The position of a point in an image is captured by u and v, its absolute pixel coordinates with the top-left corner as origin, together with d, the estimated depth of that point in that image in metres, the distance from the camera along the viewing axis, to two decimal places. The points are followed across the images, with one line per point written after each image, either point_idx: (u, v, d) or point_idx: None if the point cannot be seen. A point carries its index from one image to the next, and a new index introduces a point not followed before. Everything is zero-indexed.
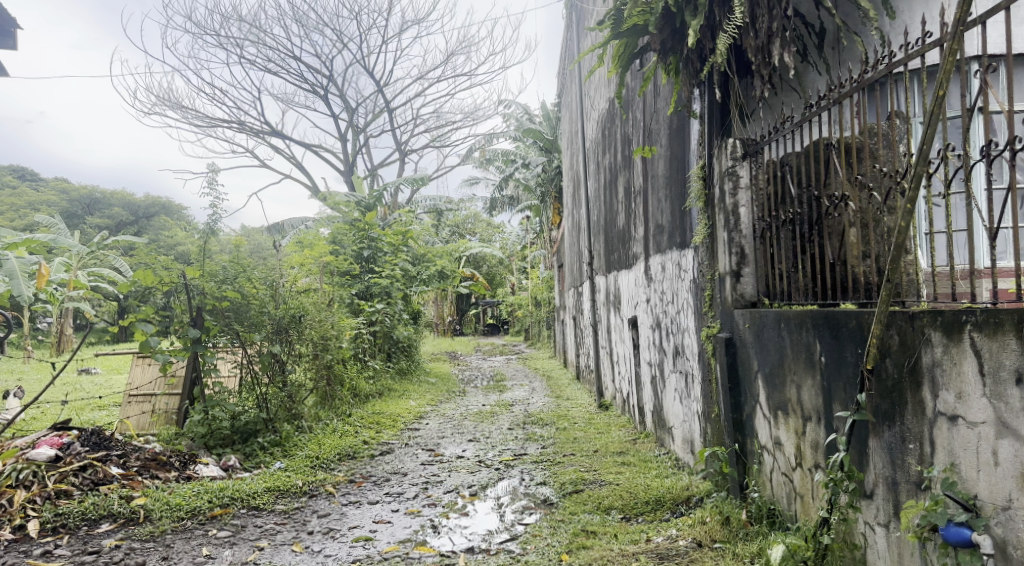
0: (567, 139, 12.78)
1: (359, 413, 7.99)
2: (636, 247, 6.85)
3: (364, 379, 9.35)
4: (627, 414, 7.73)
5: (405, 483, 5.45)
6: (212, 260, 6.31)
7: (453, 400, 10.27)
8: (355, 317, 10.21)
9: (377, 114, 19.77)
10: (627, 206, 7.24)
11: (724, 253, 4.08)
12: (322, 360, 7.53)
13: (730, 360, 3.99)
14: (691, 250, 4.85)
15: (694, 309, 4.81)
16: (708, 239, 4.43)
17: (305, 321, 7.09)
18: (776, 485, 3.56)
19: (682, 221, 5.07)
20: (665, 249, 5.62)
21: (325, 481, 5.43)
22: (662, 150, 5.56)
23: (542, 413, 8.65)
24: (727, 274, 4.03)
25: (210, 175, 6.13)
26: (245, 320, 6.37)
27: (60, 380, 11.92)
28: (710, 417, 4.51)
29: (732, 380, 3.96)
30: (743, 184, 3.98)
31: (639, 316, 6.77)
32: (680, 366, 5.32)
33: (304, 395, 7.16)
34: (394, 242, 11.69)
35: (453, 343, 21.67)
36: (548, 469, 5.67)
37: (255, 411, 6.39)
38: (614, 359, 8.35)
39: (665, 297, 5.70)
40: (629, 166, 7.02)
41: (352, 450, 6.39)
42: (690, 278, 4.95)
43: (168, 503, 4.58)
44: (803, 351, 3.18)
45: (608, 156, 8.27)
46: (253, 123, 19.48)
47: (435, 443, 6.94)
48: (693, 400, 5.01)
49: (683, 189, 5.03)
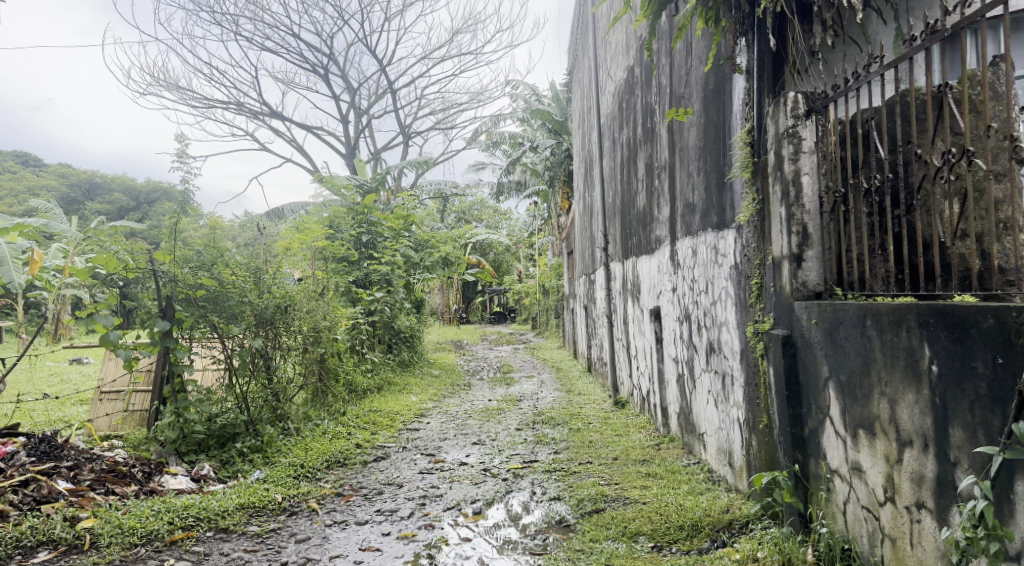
0: (580, 116, 12.05)
1: (355, 411, 7.31)
2: (658, 229, 6.15)
3: (362, 373, 8.70)
4: (646, 413, 7.07)
5: (399, 497, 4.78)
6: (185, 244, 5.62)
7: (458, 396, 9.58)
8: (352, 307, 9.51)
9: (380, 95, 19.02)
10: (648, 184, 6.51)
11: (781, 232, 3.36)
12: (310, 353, 6.83)
13: (788, 363, 3.28)
14: (733, 229, 4.15)
15: (736, 301, 4.11)
16: (759, 217, 3.74)
17: (290, 311, 6.41)
18: (851, 520, 2.89)
19: (720, 196, 4.36)
20: (696, 230, 4.92)
21: (309, 495, 4.77)
22: (694, 115, 4.82)
23: (552, 410, 7.96)
24: (785, 258, 3.32)
25: (181, 148, 5.44)
26: (222, 308, 5.67)
27: (44, 372, 11.26)
28: (758, 428, 3.82)
29: (790, 388, 3.26)
30: (806, 148, 3.25)
31: (663, 307, 6.06)
32: (716, 366, 4.62)
33: (291, 393, 6.48)
34: (395, 226, 10.98)
35: (459, 332, 20.97)
36: (563, 481, 5.00)
37: (236, 411, 5.71)
38: (632, 353, 7.67)
39: (696, 286, 4.99)
40: (651, 138, 6.30)
41: (343, 456, 5.71)
42: (729, 264, 4.25)
43: (120, 527, 3.91)
44: (901, 356, 2.57)
45: (626, 130, 7.53)
46: (251, 104, 18.75)
47: (436, 446, 6.26)
48: (733, 405, 4.33)
49: (721, 160, 4.33)
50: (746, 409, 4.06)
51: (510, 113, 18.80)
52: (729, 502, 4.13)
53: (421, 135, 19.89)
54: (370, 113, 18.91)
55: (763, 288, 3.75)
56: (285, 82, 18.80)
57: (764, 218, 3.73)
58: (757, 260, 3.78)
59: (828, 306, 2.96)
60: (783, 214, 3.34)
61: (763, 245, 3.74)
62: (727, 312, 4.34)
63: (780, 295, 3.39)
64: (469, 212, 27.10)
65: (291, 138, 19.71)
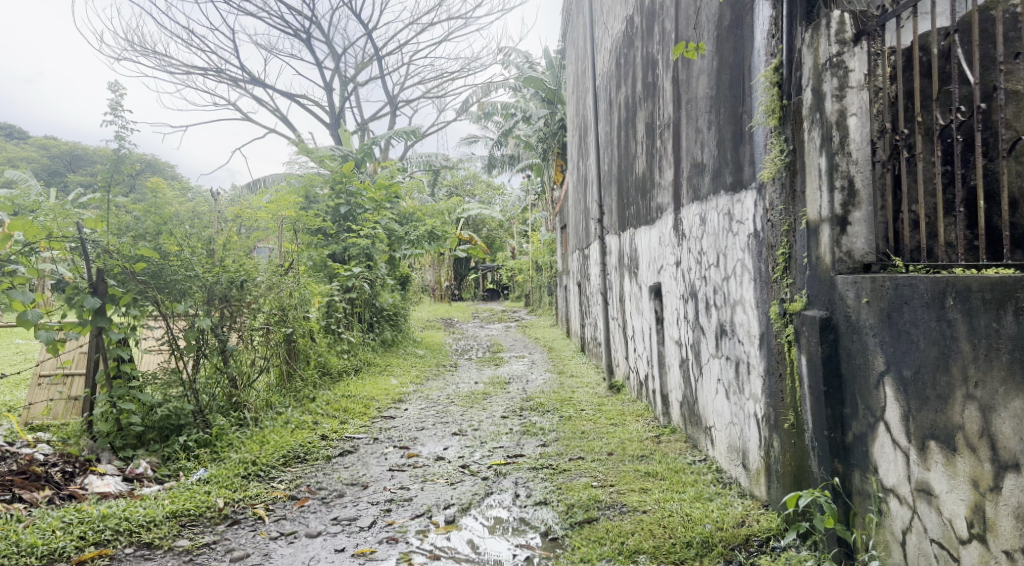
0: (574, 81, 11.31)
1: (325, 397, 6.66)
2: (660, 197, 5.47)
3: (336, 354, 8.06)
4: (643, 399, 6.44)
5: (361, 502, 4.15)
6: (121, 209, 4.94)
7: (442, 378, 8.97)
8: (328, 283, 8.83)
9: (366, 62, 18.19)
10: (648, 145, 5.84)
11: (819, 189, 2.72)
12: (270, 334, 6.17)
13: (826, 352, 2.65)
14: (753, 189, 3.50)
15: (755, 276, 3.48)
16: (789, 173, 3.09)
17: (246, 287, 5.73)
18: (912, 554, 2.31)
19: (736, 152, 3.73)
20: (705, 194, 4.26)
21: (257, 499, 4.14)
22: (705, 59, 4.16)
23: (541, 395, 7.32)
24: (824, 220, 2.68)
25: (114, 98, 4.67)
26: (166, 284, 5.02)
27: (7, 349, 10.59)
28: (782, 427, 3.21)
29: (829, 383, 2.63)
30: (854, 82, 2.60)
31: (665, 283, 5.41)
32: (727, 351, 3.99)
33: (248, 378, 5.81)
34: (376, 197, 10.25)
35: (450, 309, 20.36)
36: (550, 481, 4.38)
37: (183, 397, 5.05)
38: (629, 334, 7.04)
39: (704, 259, 4.35)
40: (652, 93, 5.62)
41: (303, 450, 5.07)
42: (748, 231, 3.60)
43: (16, 545, 3.31)
44: (1005, 349, 2.03)
45: (624, 88, 6.82)
46: (231, 71, 17.91)
47: (411, 437, 5.63)
48: (749, 397, 3.70)
49: (739, 108, 3.69)
50: (765, 403, 3.44)
51: (501, 81, 18.06)
52: (744, 513, 3.51)
53: (408, 104, 19.06)
54: (356, 80, 18.10)
55: (792, 259, 3.12)
56: (266, 48, 17.92)
57: (795, 173, 3.08)
58: (784, 225, 3.14)
59: (888, 280, 2.37)
60: (822, 166, 2.69)
61: (794, 207, 3.10)
62: (742, 289, 3.71)
63: (815, 267, 2.75)
64: (460, 187, 26.32)
65: (274, 108, 18.92)
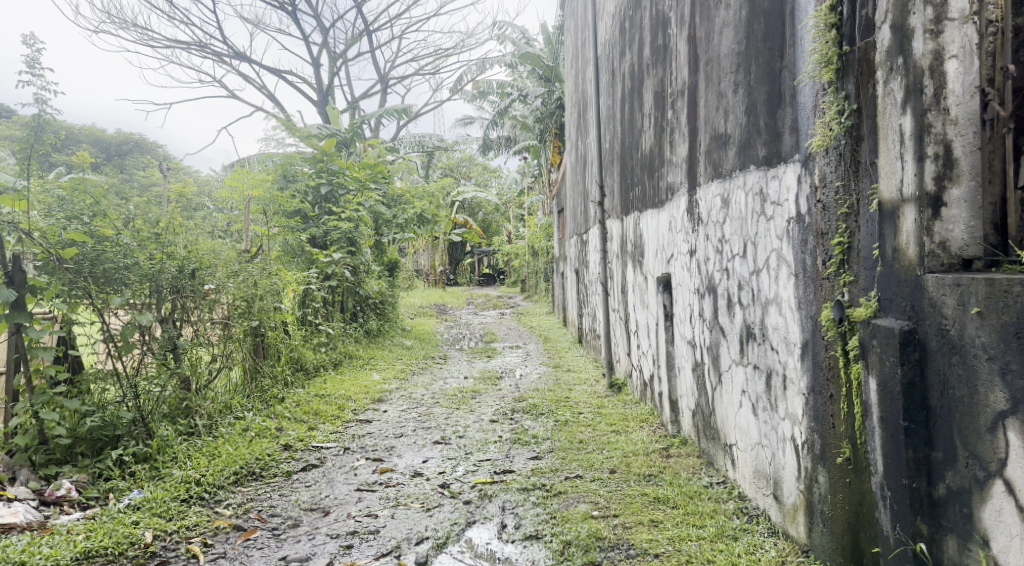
0: (573, 56, 10.54)
1: (295, 398, 6.00)
2: (669, 175, 4.79)
3: (312, 348, 7.39)
4: (648, 402, 5.79)
5: (318, 535, 3.53)
6: (44, 187, 4.31)
7: (429, 372, 8.30)
8: (304, 269, 8.11)
9: (355, 37, 17.38)
10: (657, 117, 5.15)
11: (900, 157, 2.27)
12: (230, 327, 5.48)
13: (911, 377, 2.21)
14: (796, 161, 2.84)
15: (798, 271, 2.82)
16: (851, 140, 2.47)
17: (199, 275, 5.06)
18: None
19: (773, 117, 3.06)
20: (730, 171, 3.57)
21: (194, 530, 3.52)
22: (731, 7, 3.47)
23: (535, 394, 6.67)
24: (907, 198, 2.25)
25: (30, 54, 3.98)
26: (99, 274, 4.35)
27: None
28: (834, 460, 2.63)
29: (913, 417, 2.20)
30: (955, 13, 2.13)
31: (676, 273, 4.74)
32: (755, 359, 3.34)
33: (203, 380, 5.12)
34: (360, 177, 9.52)
35: (443, 295, 19.63)
36: (541, 507, 3.75)
37: (119, 402, 4.36)
38: (632, 328, 6.37)
39: (726, 247, 3.68)
40: (663, 58, 4.92)
41: (258, 465, 4.40)
42: (788, 215, 2.93)
43: None
44: None
45: (629, 55, 6.13)
46: (215, 46, 17.07)
47: (387, 447, 4.98)
48: (784, 417, 3.05)
49: (777, 64, 3.01)
50: (808, 428, 2.81)
51: (497, 58, 17.28)
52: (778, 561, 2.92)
53: (400, 82, 18.26)
54: (345, 56, 17.29)
55: (853, 251, 2.51)
56: (252, 22, 17.10)
57: (860, 139, 2.46)
58: (841, 207, 2.53)
59: (1016, 285, 1.94)
60: (905, 129, 2.25)
61: (856, 183, 2.48)
62: (778, 285, 3.05)
63: (893, 262, 2.29)
64: (456, 168, 25.53)
65: (261, 85, 18.12)
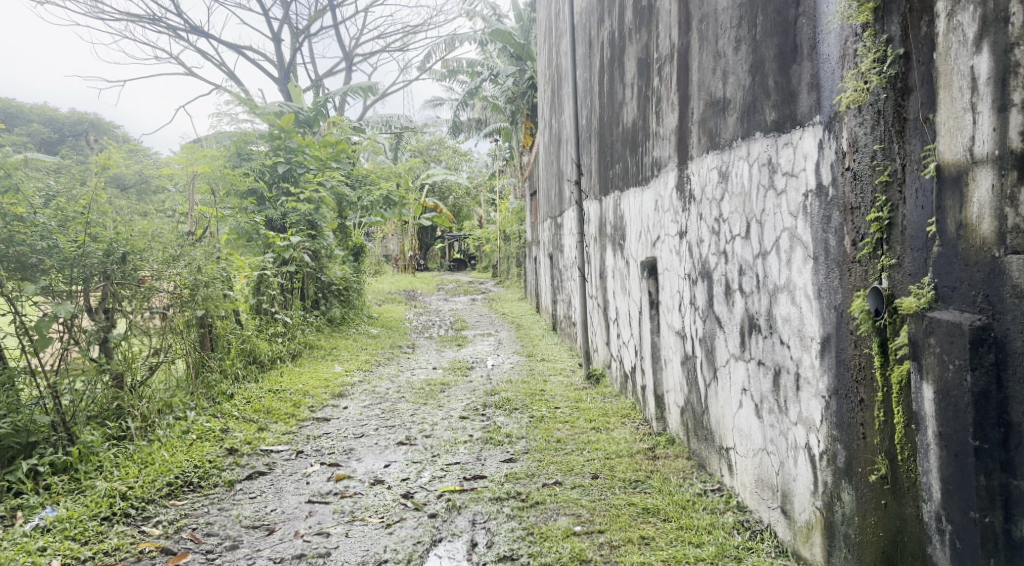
0: (545, 31, 10.03)
1: (245, 395, 5.50)
2: (655, 149, 4.35)
3: (267, 338, 6.86)
4: (629, 395, 5.39)
5: (259, 559, 3.08)
6: None
7: (395, 362, 7.81)
8: (260, 254, 7.56)
9: (319, 13, 16.67)
10: (640, 87, 4.72)
11: (970, 108, 1.96)
12: (172, 317, 4.93)
13: (986, 386, 1.94)
14: (817, 124, 2.43)
15: (821, 254, 2.42)
16: (896, 92, 2.17)
17: (131, 260, 4.53)
18: None
19: (785, 75, 2.63)
20: (729, 140, 3.14)
21: (113, 558, 3.04)
22: None
23: (508, 386, 6.23)
24: (980, 161, 1.95)
25: None
26: (12, 258, 3.82)
27: None
28: (866, 477, 2.28)
29: (988, 436, 1.94)
30: None
31: (662, 257, 4.32)
32: (759, 355, 2.93)
33: (139, 377, 4.60)
34: (321, 156, 8.96)
35: (412, 281, 18.98)
36: (516, 520, 3.33)
37: (34, 405, 3.85)
38: (611, 315, 5.96)
39: (724, 227, 3.25)
40: (648, 21, 4.47)
41: (197, 474, 3.91)
42: (806, 189, 2.51)
43: None
44: None
45: (608, 22, 5.68)
46: (171, 20, 16.24)
47: (346, 449, 4.51)
48: (796, 422, 2.65)
49: (791, 11, 2.57)
50: (828, 436, 2.41)
51: (467, 36, 16.71)
52: None
53: (366, 60, 17.58)
54: (308, 33, 16.57)
55: (895, 228, 2.19)
56: None
57: (909, 91, 2.15)
58: (881, 175, 2.21)
59: None
60: (978, 73, 1.94)
61: (902, 145, 2.18)
62: (790, 270, 2.64)
63: (958, 239, 2.00)
64: (425, 152, 24.90)
65: (220, 63, 17.33)
